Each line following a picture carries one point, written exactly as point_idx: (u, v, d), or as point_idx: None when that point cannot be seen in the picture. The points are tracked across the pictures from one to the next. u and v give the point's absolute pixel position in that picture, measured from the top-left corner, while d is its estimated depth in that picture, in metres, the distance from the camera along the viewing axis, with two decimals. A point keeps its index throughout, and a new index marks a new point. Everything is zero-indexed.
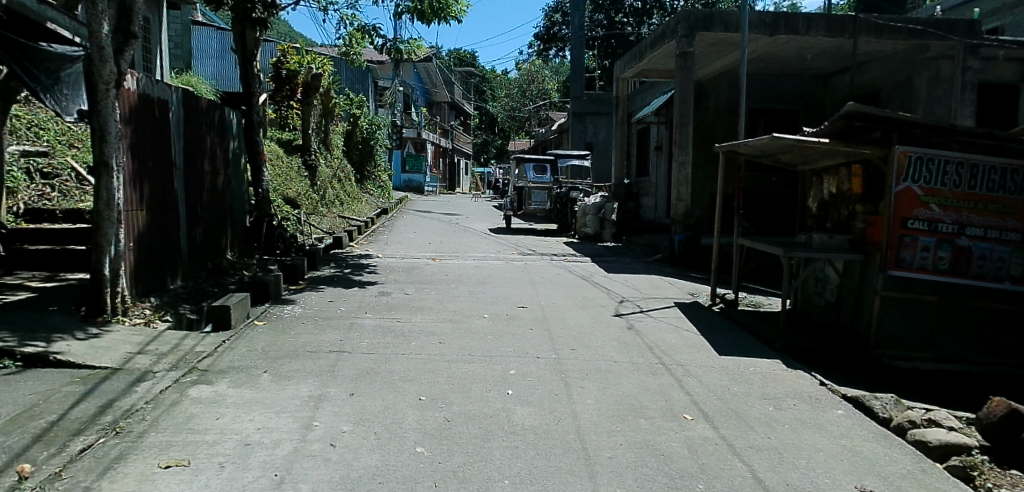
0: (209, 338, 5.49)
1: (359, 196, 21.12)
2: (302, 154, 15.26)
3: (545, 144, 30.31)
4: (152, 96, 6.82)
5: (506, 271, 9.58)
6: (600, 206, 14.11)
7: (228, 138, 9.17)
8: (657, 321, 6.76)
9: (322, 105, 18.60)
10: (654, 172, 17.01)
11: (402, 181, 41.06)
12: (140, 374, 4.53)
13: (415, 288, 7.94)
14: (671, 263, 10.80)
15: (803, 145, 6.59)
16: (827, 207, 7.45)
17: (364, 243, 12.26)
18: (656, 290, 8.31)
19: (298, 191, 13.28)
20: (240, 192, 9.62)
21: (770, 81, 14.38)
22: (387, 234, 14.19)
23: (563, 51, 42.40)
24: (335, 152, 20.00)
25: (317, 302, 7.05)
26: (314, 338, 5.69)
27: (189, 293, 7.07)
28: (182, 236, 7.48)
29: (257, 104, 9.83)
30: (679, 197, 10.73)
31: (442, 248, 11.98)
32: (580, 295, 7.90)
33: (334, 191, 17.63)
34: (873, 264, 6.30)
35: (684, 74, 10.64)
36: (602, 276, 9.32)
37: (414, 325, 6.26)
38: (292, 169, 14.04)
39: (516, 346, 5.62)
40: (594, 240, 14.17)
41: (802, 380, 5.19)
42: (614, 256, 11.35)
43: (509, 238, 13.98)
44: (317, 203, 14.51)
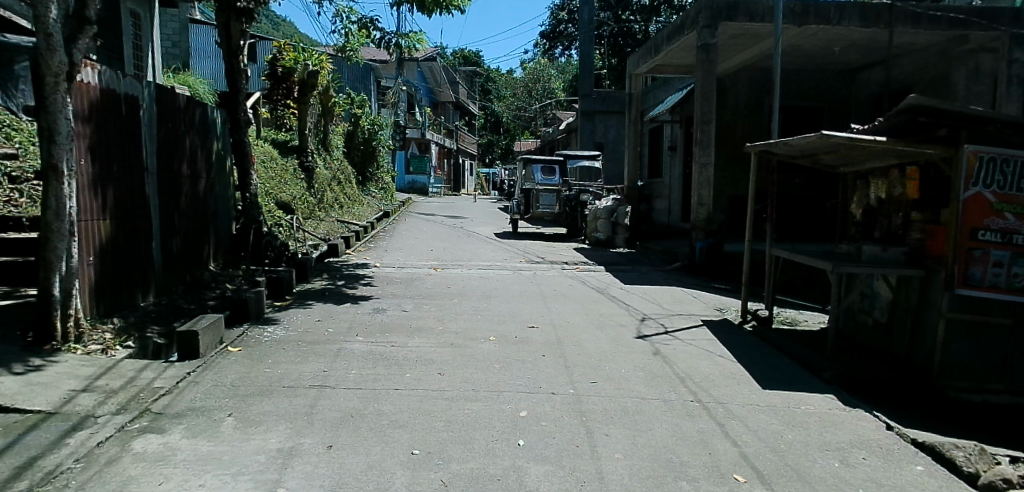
0: (171, 370, 4.73)
1: (359, 198, 20.42)
2: (298, 155, 14.55)
3: (551, 144, 29.58)
4: (115, 91, 6.06)
5: (514, 283, 8.79)
6: (612, 210, 13.29)
7: (211, 139, 8.42)
8: (686, 345, 5.96)
9: (321, 104, 17.87)
10: (669, 174, 16.21)
11: (406, 183, 40.46)
12: (78, 420, 3.78)
13: (414, 303, 7.19)
14: (692, 273, 9.99)
15: (851, 145, 5.78)
16: (875, 214, 6.66)
17: (362, 250, 11.54)
18: (679, 306, 7.52)
19: (293, 194, 12.58)
20: (226, 197, 8.88)
21: (793, 77, 13.55)
22: (387, 240, 13.46)
23: (569, 49, 41.66)
24: (335, 153, 19.32)
25: (303, 322, 6.31)
26: (293, 369, 4.93)
27: (162, 312, 6.33)
28: (155, 247, 6.76)
29: (244, 102, 9.09)
30: (700, 201, 9.94)
31: (446, 256, 11.22)
32: (597, 311, 7.12)
33: (333, 193, 16.93)
34: (935, 281, 5.49)
35: (706, 67, 9.86)
36: (618, 288, 8.54)
37: (410, 350, 5.50)
38: (288, 171, 13.34)
39: (527, 378, 4.85)
40: (606, 246, 13.39)
41: (863, 424, 4.40)
42: (629, 264, 10.56)
43: (517, 244, 13.21)
44: (313, 207, 13.81)
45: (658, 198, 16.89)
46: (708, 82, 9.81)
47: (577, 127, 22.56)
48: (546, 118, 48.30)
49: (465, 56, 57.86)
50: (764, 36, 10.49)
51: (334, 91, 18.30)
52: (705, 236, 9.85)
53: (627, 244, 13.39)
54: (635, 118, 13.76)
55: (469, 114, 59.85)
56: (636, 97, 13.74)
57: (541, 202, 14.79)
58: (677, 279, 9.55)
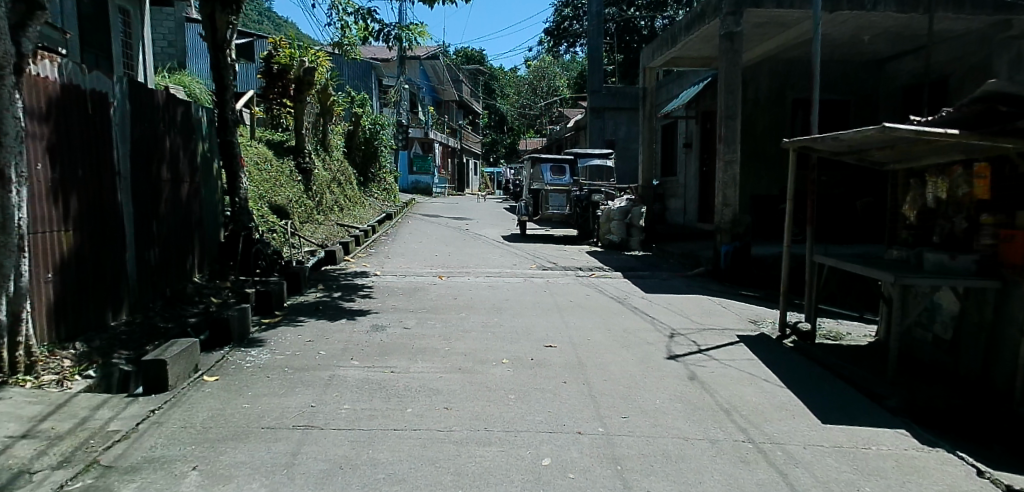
0: (133, 407, 4.07)
1: (360, 200, 19.76)
2: (295, 156, 13.89)
3: (558, 142, 28.90)
4: (79, 87, 5.40)
5: (525, 292, 8.09)
6: (626, 211, 12.58)
7: (195, 140, 7.75)
8: (726, 368, 5.25)
9: (320, 103, 17.20)
10: (684, 172, 15.47)
11: (409, 183, 39.82)
12: (7, 477, 3.09)
13: (417, 319, 6.50)
14: (716, 279, 9.25)
15: (914, 138, 5.05)
16: (933, 216, 5.93)
17: (362, 256, 10.88)
18: (709, 318, 6.81)
19: (289, 197, 11.95)
20: (212, 203, 8.22)
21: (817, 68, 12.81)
22: (389, 244, 12.79)
23: (574, 46, 40.97)
24: (335, 154, 18.66)
25: (292, 343, 5.62)
26: (275, 403, 4.24)
27: (135, 332, 5.66)
28: (130, 259, 6.09)
29: (232, 99, 8.42)
30: (724, 202, 9.21)
31: (451, 262, 10.52)
32: (620, 326, 6.41)
33: (332, 195, 16.26)
34: (1013, 294, 4.75)
35: (730, 58, 9.11)
36: (640, 297, 7.83)
37: (412, 377, 4.81)
38: (283, 173, 12.70)
39: (548, 414, 4.15)
40: (620, 249, 12.67)
41: (951, 469, 3.68)
42: (648, 270, 9.83)
43: (526, 248, 12.50)
44: (311, 211, 13.18)
45: (673, 197, 16.16)
46: (732, 73, 9.08)
47: (584, 124, 21.83)
48: (550, 117, 47.63)
49: (467, 55, 57.21)
50: (791, 23, 9.76)
51: (333, 90, 17.64)
52: (731, 239, 9.15)
53: (642, 246, 12.68)
54: (650, 114, 13.03)
55: (472, 113, 59.21)
56: (651, 92, 13.00)
57: (551, 203, 14.28)
58: (701, 287, 8.81)
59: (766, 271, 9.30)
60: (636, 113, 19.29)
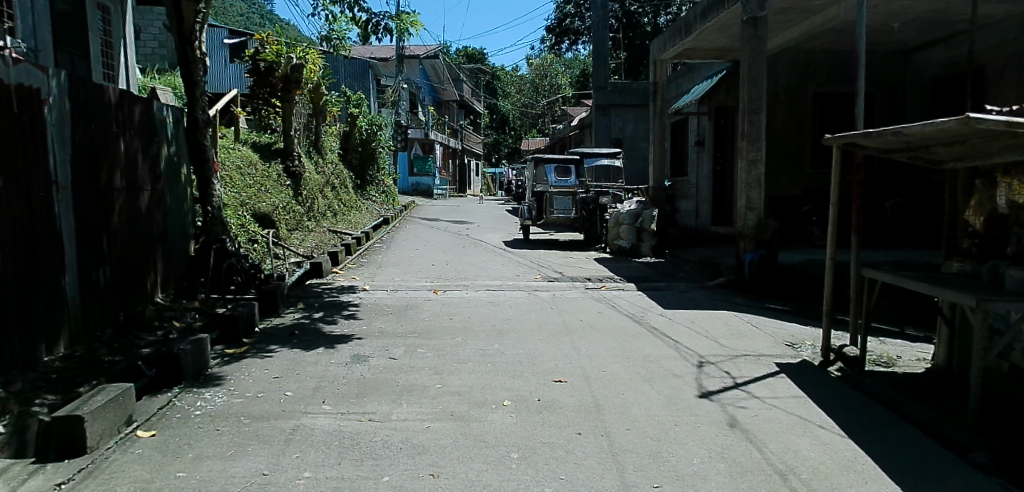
0: (32, 481, 3.21)
1: (356, 204, 18.95)
2: (284, 160, 13.08)
3: (561, 141, 28.10)
4: (5, 81, 4.53)
5: (530, 310, 7.25)
6: (637, 214, 11.74)
7: (157, 143, 6.91)
8: (769, 411, 4.39)
9: (312, 104, 16.42)
10: (696, 173, 14.60)
11: (409, 185, 39.09)
12: None
13: (405, 346, 5.65)
14: (740, 291, 8.38)
15: (997, 132, 4.17)
16: (1006, 224, 5.06)
17: (353, 267, 10.06)
18: (741, 342, 5.94)
19: (275, 204, 11.16)
20: (180, 213, 7.38)
21: (839, 59, 11.95)
22: (383, 252, 11.97)
23: (577, 43, 40.17)
24: (328, 156, 17.84)
25: (256, 380, 4.78)
26: (219, 470, 3.39)
27: (71, 371, 4.77)
28: (71, 281, 5.20)
29: (202, 96, 7.58)
30: (748, 205, 8.35)
31: (449, 273, 9.67)
32: (639, 352, 5.55)
33: (325, 199, 15.46)
34: None
35: (755, 44, 8.22)
36: (659, 315, 6.96)
37: (392, 427, 3.96)
38: (270, 178, 11.90)
39: (559, 483, 3.29)
40: (630, 255, 11.82)
41: None
42: (665, 280, 8.96)
43: (529, 256, 11.66)
44: (301, 217, 12.39)
45: (685, 198, 15.29)
46: (756, 63, 8.21)
47: (589, 122, 20.99)
48: (553, 115, 46.80)
49: (468, 54, 56.47)
50: (817, 8, 8.91)
51: (327, 89, 16.85)
52: (756, 246, 8.29)
53: (654, 252, 11.83)
54: (661, 110, 12.16)
55: (474, 113, 58.42)
56: (662, 87, 12.14)
57: (555, 206, 13.18)
58: (724, 301, 7.93)
59: (795, 281, 8.42)
60: (645, 110, 18.42)
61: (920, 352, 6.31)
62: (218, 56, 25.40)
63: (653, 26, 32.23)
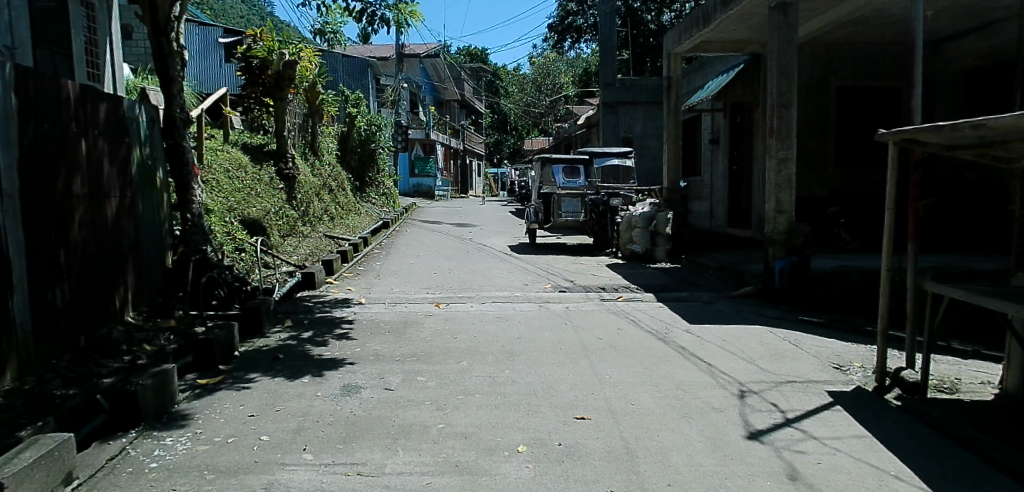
0: None
1: (356, 207, 18.30)
2: (276, 161, 12.42)
3: (566, 141, 27.36)
4: None
5: (542, 325, 6.56)
6: (651, 217, 11.07)
7: (128, 144, 6.23)
8: (833, 457, 3.69)
9: (308, 104, 15.78)
10: (711, 172, 13.90)
11: (410, 186, 38.50)
12: None
13: (404, 373, 4.98)
14: (769, 302, 7.69)
15: None
16: None
17: (349, 277, 9.40)
18: (784, 366, 5.24)
19: (266, 209, 10.51)
20: (155, 222, 6.70)
21: (865, 51, 11.25)
22: (382, 259, 11.31)
23: (579, 42, 39.50)
24: (325, 157, 17.18)
25: (230, 419, 4.09)
26: None
27: (15, 410, 3.99)
28: (20, 303, 4.46)
29: (180, 94, 6.89)
30: (777, 208, 7.68)
31: (451, 282, 8.98)
32: (670, 380, 4.85)
33: (322, 203, 14.80)
34: None
35: (785, 33, 7.54)
36: (685, 332, 6.27)
37: (385, 483, 3.26)
38: (262, 181, 11.24)
39: None
40: (644, 261, 11.15)
41: None
42: (686, 289, 8.27)
43: (537, 262, 10.98)
44: (294, 223, 11.74)
45: (699, 199, 14.57)
46: (785, 52, 7.56)
47: (595, 121, 20.27)
48: (555, 115, 46.12)
49: (468, 52, 55.91)
50: None
51: (323, 87, 16.21)
52: (787, 253, 7.64)
53: (669, 257, 11.15)
54: (676, 107, 11.45)
55: (475, 112, 57.84)
56: (676, 82, 11.45)
57: (563, 208, 12.48)
58: (754, 314, 7.24)
59: (830, 291, 7.72)
60: (654, 107, 17.70)
61: (980, 374, 5.62)
62: (213, 60, 24.93)
63: (657, 24, 31.56)
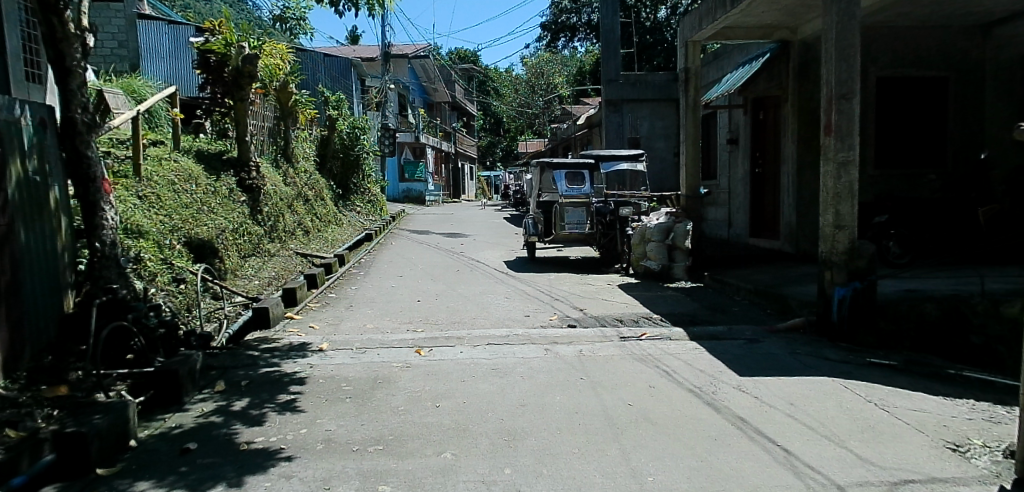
0: None
1: (336, 217, 16.82)
2: (237, 170, 10.97)
3: (564, 143, 25.98)
4: None
5: (552, 381, 5.08)
6: (668, 229, 9.69)
7: (4, 156, 4.69)
8: None
9: (279, 105, 14.39)
10: (730, 177, 12.51)
11: (400, 191, 37.10)
12: None
13: (361, 472, 3.52)
14: (827, 340, 6.25)
15: None
16: None
17: (316, 307, 7.93)
18: (888, 454, 3.78)
19: (220, 226, 9.08)
20: (46, 256, 5.20)
21: (908, 36, 9.86)
22: (360, 282, 9.85)
23: (573, 40, 38.34)
24: (302, 164, 15.69)
25: None
26: None
27: None
28: None
29: (81, 91, 5.39)
30: (836, 223, 6.28)
31: (438, 315, 7.47)
32: (743, 484, 3.35)
33: (296, 215, 13.33)
34: None
35: (845, 8, 6.16)
36: (738, 392, 4.80)
37: None
38: (218, 194, 9.79)
39: None
40: (660, 279, 9.74)
41: None
42: (721, 323, 6.83)
43: (538, 284, 9.52)
44: (256, 241, 10.33)
45: (716, 205, 13.17)
46: (844, 30, 6.17)
47: (597, 121, 18.80)
48: (550, 116, 44.88)
49: (460, 55, 54.64)
50: None
51: (297, 88, 14.79)
52: (848, 279, 6.23)
53: (688, 275, 9.74)
54: (695, 102, 10.02)
55: (467, 114, 56.45)
56: (694, 74, 10.01)
57: (566, 219, 11.03)
58: (813, 358, 5.78)
59: (899, 324, 6.28)
60: (661, 105, 16.22)
61: None
62: (185, 64, 23.58)
63: (653, 21, 30.72)
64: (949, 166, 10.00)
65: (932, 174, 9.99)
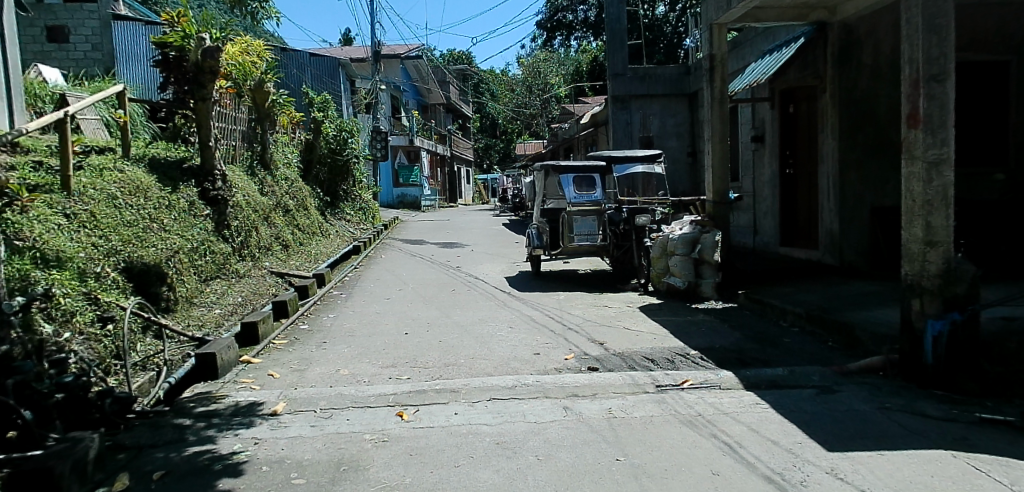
0: None
1: (322, 228, 15.49)
2: (199, 180, 9.65)
3: (565, 144, 24.68)
4: None
5: (580, 462, 3.73)
6: (693, 240, 8.39)
7: None
8: None
9: (255, 107, 13.17)
10: (755, 179, 11.23)
11: (395, 197, 35.71)
12: None
13: None
14: (921, 388, 4.92)
15: None
16: None
17: (283, 346, 6.58)
18: None
19: (173, 247, 7.75)
20: None
21: (965, 14, 8.53)
22: (342, 308, 8.54)
23: (569, 40, 37.14)
24: (282, 171, 14.36)
25: None
26: None
27: None
28: None
29: None
30: (927, 238, 4.98)
31: (428, 354, 6.12)
32: None
33: (274, 228, 12.00)
34: None
35: None
36: (839, 482, 3.46)
37: None
38: (174, 208, 8.47)
39: None
40: (687, 298, 8.46)
41: None
42: (780, 364, 5.49)
43: (546, 307, 8.18)
44: (221, 260, 9.05)
45: (739, 210, 11.88)
46: None
47: (602, 120, 17.46)
48: (547, 117, 43.66)
49: (454, 57, 53.51)
50: None
51: (273, 87, 13.50)
52: (944, 309, 4.93)
53: (718, 293, 8.44)
54: (722, 94, 8.73)
55: (462, 115, 55.17)
56: (721, 62, 8.71)
57: (575, 230, 9.72)
58: (911, 417, 4.46)
59: (1009, 366, 4.96)
60: (673, 100, 14.90)
61: None
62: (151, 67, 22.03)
63: (651, 17, 29.59)
64: (1014, 164, 8.72)
65: (996, 174, 8.71)
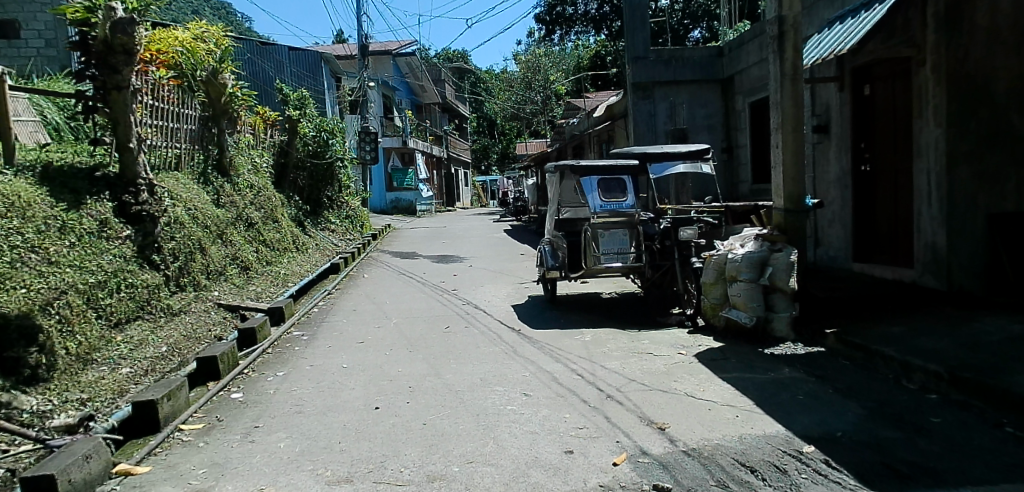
0: None
1: (298, 242, 13.43)
2: (118, 192, 7.65)
3: (573, 143, 22.60)
4: None
5: None
6: (761, 262, 6.30)
7: None
8: None
9: (209, 102, 11.22)
10: (817, 179, 9.25)
11: (387, 202, 33.75)
12: None
13: None
14: None
15: None
16: None
17: (193, 437, 4.51)
18: None
19: (64, 281, 5.73)
20: None
21: None
22: (299, 358, 6.50)
23: (569, 34, 34.87)
24: (248, 177, 12.33)
25: None
26: None
27: None
28: None
29: None
30: None
31: (402, 455, 4.04)
32: None
33: (233, 246, 9.96)
34: None
35: None
36: None
37: None
38: (71, 229, 6.46)
39: None
40: (754, 338, 6.36)
41: None
42: (963, 480, 3.39)
43: (569, 355, 6.12)
44: (145, 296, 6.91)
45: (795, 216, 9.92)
46: None
47: (619, 113, 15.44)
48: (548, 117, 41.45)
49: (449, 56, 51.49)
50: None
51: (233, 78, 11.51)
52: None
53: (796, 331, 6.35)
54: (794, 69, 6.69)
55: (458, 114, 52.99)
56: (794, 26, 6.65)
57: (601, 246, 7.74)
58: None
59: None
60: (701, 87, 12.91)
61: None
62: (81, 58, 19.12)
63: (658, 7, 27.34)
64: None
65: None
